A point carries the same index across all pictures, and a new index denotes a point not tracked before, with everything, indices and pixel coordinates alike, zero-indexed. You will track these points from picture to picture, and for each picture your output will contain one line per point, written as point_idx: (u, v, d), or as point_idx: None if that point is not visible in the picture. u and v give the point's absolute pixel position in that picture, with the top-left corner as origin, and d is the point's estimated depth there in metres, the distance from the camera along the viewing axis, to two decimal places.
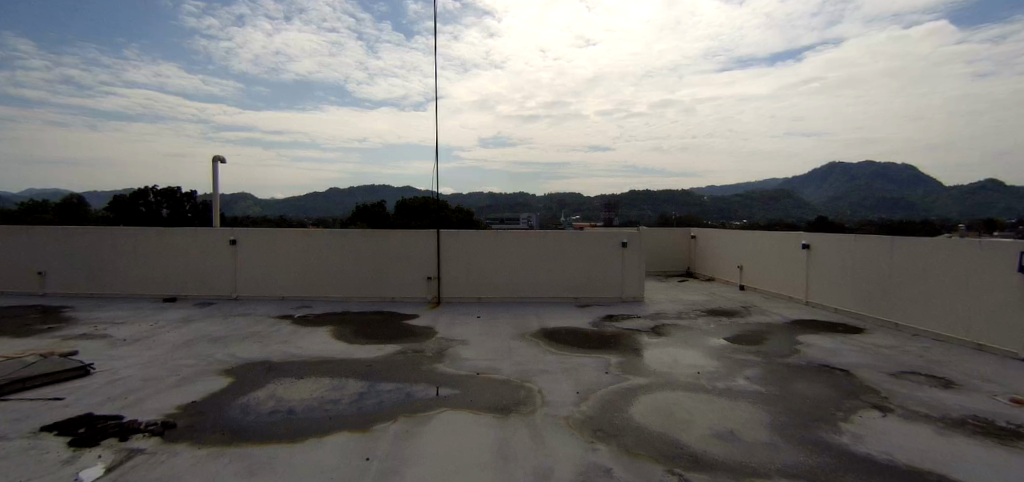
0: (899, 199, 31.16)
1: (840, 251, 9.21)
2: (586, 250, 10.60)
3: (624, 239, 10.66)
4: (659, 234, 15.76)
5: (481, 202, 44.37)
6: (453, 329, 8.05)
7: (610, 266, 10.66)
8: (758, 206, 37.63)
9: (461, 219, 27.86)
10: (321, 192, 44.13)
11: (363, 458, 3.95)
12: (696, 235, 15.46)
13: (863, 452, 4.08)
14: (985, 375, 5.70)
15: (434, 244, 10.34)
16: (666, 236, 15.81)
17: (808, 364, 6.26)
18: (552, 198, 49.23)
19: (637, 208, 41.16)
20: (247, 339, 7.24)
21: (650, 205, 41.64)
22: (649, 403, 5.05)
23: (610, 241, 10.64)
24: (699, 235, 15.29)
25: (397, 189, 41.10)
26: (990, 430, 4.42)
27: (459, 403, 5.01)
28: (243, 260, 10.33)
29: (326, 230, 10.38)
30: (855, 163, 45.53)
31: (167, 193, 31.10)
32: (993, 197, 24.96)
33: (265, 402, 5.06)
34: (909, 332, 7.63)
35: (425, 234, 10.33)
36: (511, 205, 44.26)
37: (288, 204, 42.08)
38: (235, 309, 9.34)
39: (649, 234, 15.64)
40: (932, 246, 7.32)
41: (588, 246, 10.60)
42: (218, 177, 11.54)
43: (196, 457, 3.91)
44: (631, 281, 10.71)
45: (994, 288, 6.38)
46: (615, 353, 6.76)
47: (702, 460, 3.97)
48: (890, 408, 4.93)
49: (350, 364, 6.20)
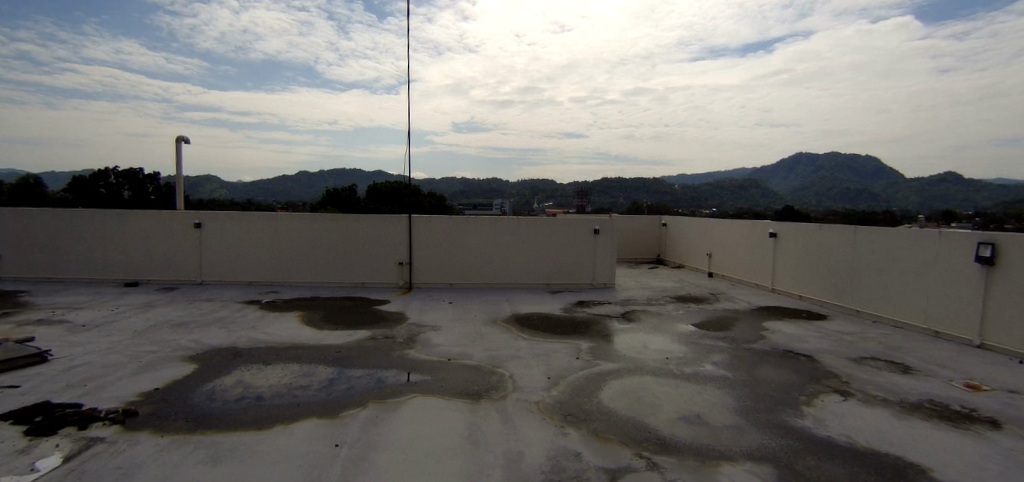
0: (864, 189, 32.14)
1: (806, 239, 9.38)
2: (560, 236, 10.62)
3: (597, 227, 10.69)
4: (631, 221, 15.85)
5: (455, 187, 44.43)
6: (425, 315, 8.01)
7: (583, 253, 10.72)
8: (729, 195, 38.26)
9: (435, 204, 27.97)
10: (294, 177, 43.57)
11: (333, 444, 3.94)
12: (667, 223, 15.60)
13: (825, 434, 4.22)
14: (942, 360, 5.91)
15: (405, 229, 10.23)
16: (638, 222, 15.91)
17: (773, 350, 6.39)
18: (526, 184, 49.52)
19: (610, 195, 41.64)
20: (213, 325, 7.11)
21: (622, 192, 42.06)
22: (619, 388, 5.12)
23: (583, 227, 10.68)
24: (670, 223, 15.44)
25: (371, 175, 40.88)
26: (946, 414, 4.60)
27: (429, 389, 5.01)
28: (210, 244, 10.10)
29: (294, 215, 10.17)
30: (824, 155, 46.93)
31: (128, 174, 30.12)
32: (951, 190, 26.02)
33: (233, 389, 4.99)
34: (869, 319, 7.85)
35: (398, 220, 10.22)
36: (484, 188, 44.27)
37: (260, 188, 41.28)
38: (203, 294, 9.15)
39: (622, 221, 15.70)
40: (894, 234, 7.47)
41: (562, 233, 10.61)
42: (181, 157, 11.15)
43: (161, 446, 3.85)
44: (602, 268, 10.79)
45: (950, 277, 6.59)
46: (585, 339, 6.82)
47: (669, 444, 4.05)
48: (851, 392, 5.09)
49: (320, 350, 6.14)
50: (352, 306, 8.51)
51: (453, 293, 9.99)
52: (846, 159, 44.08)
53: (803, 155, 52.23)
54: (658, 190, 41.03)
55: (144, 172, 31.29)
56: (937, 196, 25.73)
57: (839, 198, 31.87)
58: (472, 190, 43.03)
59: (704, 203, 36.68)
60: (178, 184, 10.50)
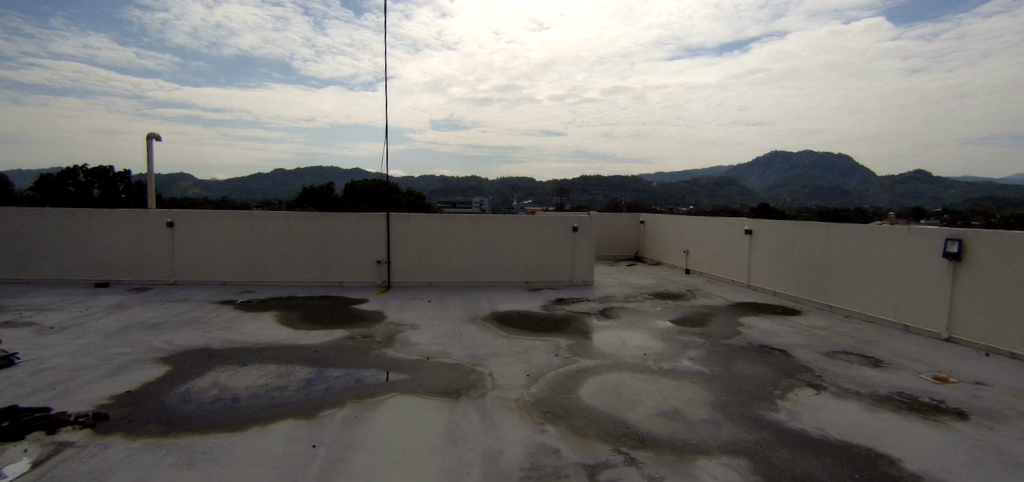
0: (837, 186, 32.90)
1: (780, 236, 9.55)
2: (539, 233, 10.66)
3: (576, 224, 10.77)
4: (610, 218, 15.97)
5: (435, 185, 44.21)
6: (404, 313, 7.97)
7: (562, 250, 10.78)
8: (707, 192, 38.81)
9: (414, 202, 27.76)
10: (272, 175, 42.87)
11: (310, 445, 3.90)
12: (645, 220, 15.74)
13: (799, 427, 4.31)
14: (912, 353, 6.07)
15: (385, 227, 10.16)
16: (617, 220, 16.03)
17: (749, 345, 6.49)
18: (506, 181, 49.43)
19: (590, 192, 41.77)
20: (186, 326, 6.97)
21: (601, 191, 41.96)
22: (598, 384, 5.15)
23: (562, 225, 10.72)
24: (648, 221, 15.59)
25: (350, 173, 40.42)
26: (915, 406, 4.72)
27: (408, 388, 4.98)
28: (184, 243, 9.91)
29: (270, 213, 10.03)
30: (799, 154, 47.91)
31: (98, 172, 29.26)
32: (920, 187, 26.76)
33: (208, 390, 4.91)
34: (842, 313, 8.02)
35: (377, 219, 10.14)
36: (464, 186, 44.02)
37: (236, 186, 40.50)
38: (178, 295, 8.96)
39: (601, 218, 15.79)
40: (866, 231, 7.64)
41: (541, 230, 10.66)
42: (153, 154, 10.91)
43: (133, 449, 3.77)
44: (581, 265, 10.85)
45: (920, 272, 6.76)
46: (564, 336, 6.84)
47: (647, 439, 4.09)
48: (824, 385, 5.20)
49: (297, 350, 6.07)
50: (331, 305, 8.42)
51: (434, 291, 9.95)
52: (820, 157, 45.06)
53: (779, 153, 53.25)
54: (638, 188, 41.41)
55: (115, 170, 30.43)
56: (907, 193, 26.47)
57: (813, 195, 32.56)
58: (452, 187, 42.94)
59: (682, 200, 37.10)
60: (149, 182, 10.26)
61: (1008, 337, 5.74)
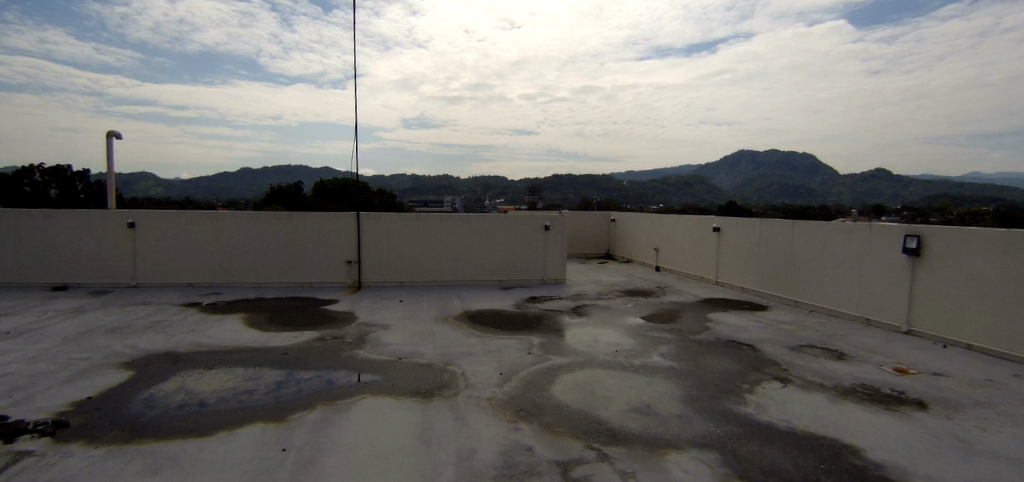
0: (800, 185, 33.91)
1: (747, 233, 9.77)
2: (511, 232, 10.72)
3: (547, 223, 10.88)
4: (581, 217, 16.08)
5: (406, 184, 43.61)
6: (376, 313, 7.90)
7: (534, 249, 10.87)
8: (679, 191, 39.43)
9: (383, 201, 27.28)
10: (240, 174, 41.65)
11: (280, 449, 3.83)
12: (616, 219, 15.92)
13: (767, 420, 4.41)
14: (874, 346, 6.27)
15: (357, 227, 10.05)
16: (588, 218, 16.16)
17: (718, 340, 6.62)
18: (478, 180, 49.12)
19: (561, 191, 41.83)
20: (150, 329, 6.77)
21: (573, 191, 41.69)
22: (570, 381, 5.18)
23: (533, 223, 10.83)
24: (618, 219, 15.76)
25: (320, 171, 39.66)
26: (877, 397, 4.88)
27: (379, 389, 4.93)
28: (146, 244, 9.63)
29: (237, 213, 9.82)
30: (766, 154, 49.22)
31: (55, 171, 28.00)
32: (878, 186, 27.77)
33: (174, 395, 4.78)
34: (807, 308, 8.25)
35: (350, 218, 10.02)
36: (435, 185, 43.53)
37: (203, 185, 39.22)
38: (143, 297, 8.70)
39: (572, 216, 15.89)
40: (830, 228, 7.88)
41: (513, 229, 10.71)
42: (113, 152, 10.56)
43: (95, 457, 3.65)
44: (553, 263, 10.95)
45: (880, 267, 7.00)
46: (536, 334, 6.87)
47: (619, 434, 4.14)
48: (790, 378, 5.33)
49: (265, 353, 5.96)
50: (303, 307, 8.28)
51: (409, 291, 9.88)
52: (785, 157, 46.37)
53: (747, 152, 54.55)
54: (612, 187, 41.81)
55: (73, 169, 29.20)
56: (865, 191, 27.43)
57: (778, 193, 33.43)
58: (426, 187, 42.60)
59: (653, 198, 37.58)
60: (110, 182, 9.93)
61: (963, 329, 5.99)
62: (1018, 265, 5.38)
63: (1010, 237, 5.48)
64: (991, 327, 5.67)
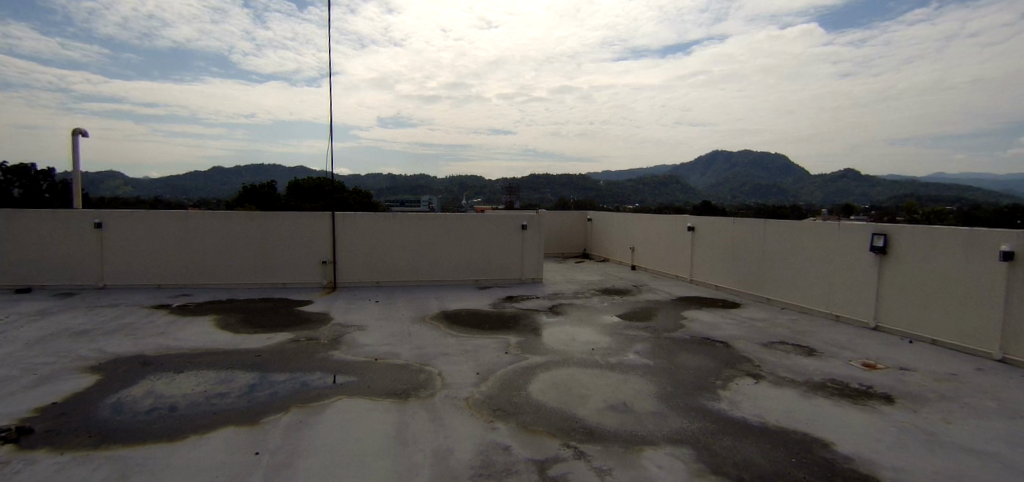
0: (772, 185, 34.67)
1: (721, 232, 9.94)
2: (488, 232, 10.74)
3: (524, 222, 10.94)
4: (558, 216, 16.16)
5: (381, 184, 42.90)
6: (352, 314, 7.84)
7: (511, 248, 10.92)
8: (658, 191, 39.80)
9: (359, 201, 26.98)
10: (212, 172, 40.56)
11: (253, 452, 3.77)
12: (592, 219, 16.03)
13: (740, 415, 4.50)
14: (843, 342, 6.44)
15: (334, 226, 9.95)
16: (564, 218, 16.24)
17: (692, 338, 6.73)
18: (455, 180, 48.82)
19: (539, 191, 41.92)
20: (118, 332, 6.61)
21: (550, 191, 41.80)
22: (548, 380, 5.21)
23: (511, 223, 10.90)
24: (595, 218, 15.87)
25: (296, 171, 38.96)
26: (846, 391, 5.01)
27: (355, 391, 4.90)
28: (114, 244, 9.39)
29: (208, 213, 9.63)
30: (740, 154, 50.18)
31: (17, 170, 26.91)
32: (846, 186, 28.54)
33: (144, 400, 4.68)
34: (778, 306, 8.43)
35: (326, 218, 9.92)
36: (411, 184, 43.13)
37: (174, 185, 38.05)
38: (113, 300, 8.47)
39: (549, 216, 15.95)
40: (800, 227, 8.06)
41: (490, 229, 10.74)
42: (79, 150, 10.28)
43: (61, 464, 3.54)
44: (530, 262, 11.02)
45: (849, 265, 7.18)
46: (513, 334, 6.88)
47: (595, 432, 4.17)
48: (763, 374, 5.44)
49: (238, 355, 5.87)
50: (278, 308, 8.16)
51: (387, 291, 9.81)
52: (757, 158, 47.34)
53: (720, 152, 55.50)
54: (592, 187, 42.01)
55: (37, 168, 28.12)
56: (834, 192, 28.15)
57: (750, 193, 34.10)
58: (406, 186, 42.22)
59: (629, 198, 37.93)
60: (76, 181, 9.65)
61: (927, 324, 6.18)
62: (981, 263, 5.57)
63: (973, 236, 5.67)
64: (954, 322, 5.86)
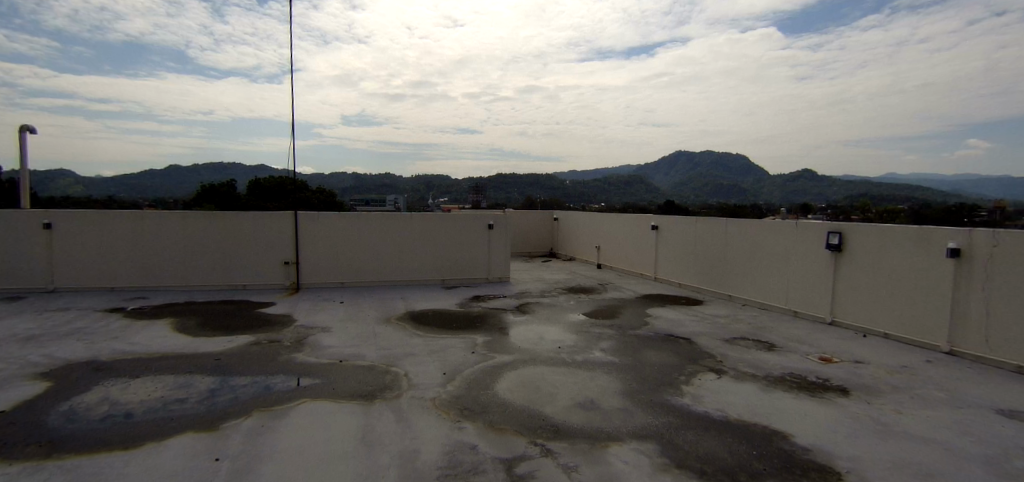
0: (734, 185, 35.66)
1: (684, 231, 10.15)
2: (455, 232, 10.73)
3: (490, 222, 10.97)
4: (524, 216, 16.22)
5: (342, 184, 41.94)
6: (316, 316, 7.72)
7: (478, 248, 10.94)
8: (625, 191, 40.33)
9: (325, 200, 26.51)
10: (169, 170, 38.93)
11: (213, 459, 3.69)
12: (559, 218, 16.15)
13: (702, 409, 4.61)
14: (802, 337, 6.66)
15: (300, 226, 9.79)
16: (531, 217, 16.32)
17: (657, 335, 6.86)
18: (416, 180, 47.95)
19: (505, 191, 41.86)
20: (70, 337, 6.35)
21: (517, 191, 41.85)
22: (515, 379, 5.24)
23: (478, 222, 10.91)
24: (562, 218, 16.00)
25: (258, 169, 37.82)
26: (803, 384, 5.19)
27: (319, 393, 4.83)
28: (65, 246, 9.03)
29: (166, 213, 9.35)
30: (704, 154, 51.30)
31: None
32: (803, 187, 29.59)
33: (98, 407, 4.51)
34: (740, 302, 8.65)
35: (291, 218, 9.74)
36: (376, 184, 42.47)
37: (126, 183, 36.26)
38: (67, 304, 8.13)
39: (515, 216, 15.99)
40: (760, 225, 8.29)
41: (457, 229, 10.74)
42: (27, 147, 9.83)
43: (6, 475, 3.39)
44: (497, 262, 11.06)
45: (807, 262, 7.43)
46: (480, 333, 6.89)
47: (562, 429, 4.22)
48: (724, 369, 5.59)
49: (197, 359, 5.72)
50: (243, 310, 7.99)
51: (356, 291, 9.71)
52: (718, 158, 48.52)
53: (683, 152, 56.64)
54: (561, 187, 42.26)
55: None
56: (791, 192, 29.12)
57: (712, 192, 34.93)
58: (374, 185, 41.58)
59: (596, 198, 38.32)
60: (24, 179, 9.23)
61: (880, 319, 6.45)
62: (930, 260, 5.83)
63: (922, 233, 5.93)
64: (906, 317, 6.12)
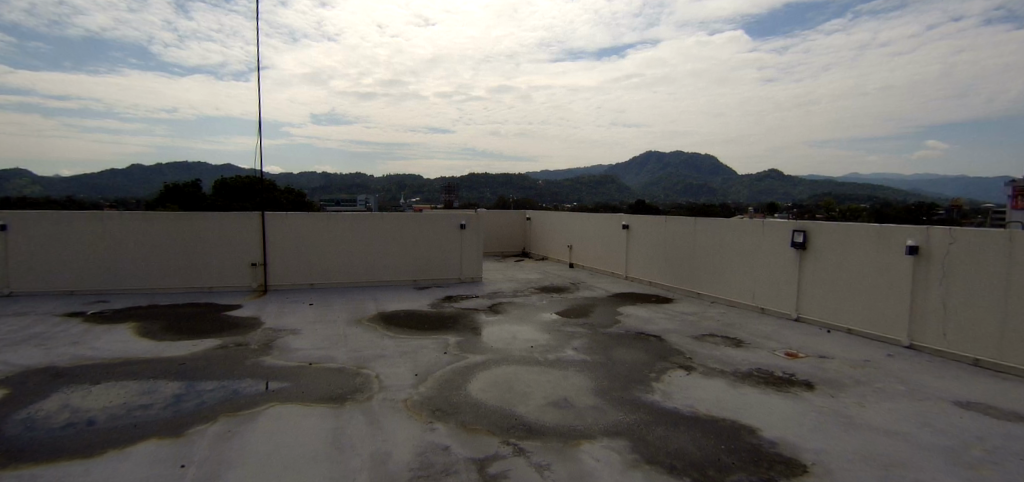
0: (705, 184, 36.41)
1: (655, 230, 10.29)
2: (427, 231, 10.69)
3: (463, 221, 10.96)
4: (495, 216, 16.23)
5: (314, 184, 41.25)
6: (287, 318, 7.62)
7: (450, 248, 10.92)
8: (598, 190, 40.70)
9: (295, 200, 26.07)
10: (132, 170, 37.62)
11: (179, 465, 3.61)
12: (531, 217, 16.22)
13: (672, 405, 4.71)
14: (769, 333, 6.83)
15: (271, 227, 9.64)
16: (503, 217, 16.34)
17: (628, 333, 6.95)
18: (387, 180, 47.29)
19: (478, 190, 41.76)
20: (27, 343, 6.12)
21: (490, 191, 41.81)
22: (488, 379, 5.25)
23: (450, 221, 10.88)
24: (534, 217, 16.07)
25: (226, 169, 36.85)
26: (770, 379, 5.33)
27: (288, 396, 4.77)
28: (20, 248, 8.69)
29: (127, 213, 9.08)
30: (676, 154, 52.20)
31: None
32: (770, 187, 30.38)
33: (57, 415, 4.37)
34: (710, 300, 8.82)
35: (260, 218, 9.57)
36: (348, 184, 41.84)
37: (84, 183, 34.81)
38: (26, 308, 7.83)
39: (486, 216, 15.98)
40: (728, 224, 8.46)
41: (429, 229, 10.70)
42: None
43: None
44: (470, 261, 11.07)
45: (774, 260, 7.62)
46: (451, 334, 6.88)
47: (534, 428, 4.25)
48: (693, 366, 5.70)
49: (161, 364, 5.58)
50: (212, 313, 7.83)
51: (330, 293, 9.60)
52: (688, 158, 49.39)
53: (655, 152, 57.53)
54: (535, 187, 42.39)
55: None
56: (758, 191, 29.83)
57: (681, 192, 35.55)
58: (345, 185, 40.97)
59: (569, 198, 38.57)
60: None
61: (842, 315, 6.66)
62: (890, 257, 6.05)
63: (883, 232, 6.14)
64: (867, 312, 6.34)
